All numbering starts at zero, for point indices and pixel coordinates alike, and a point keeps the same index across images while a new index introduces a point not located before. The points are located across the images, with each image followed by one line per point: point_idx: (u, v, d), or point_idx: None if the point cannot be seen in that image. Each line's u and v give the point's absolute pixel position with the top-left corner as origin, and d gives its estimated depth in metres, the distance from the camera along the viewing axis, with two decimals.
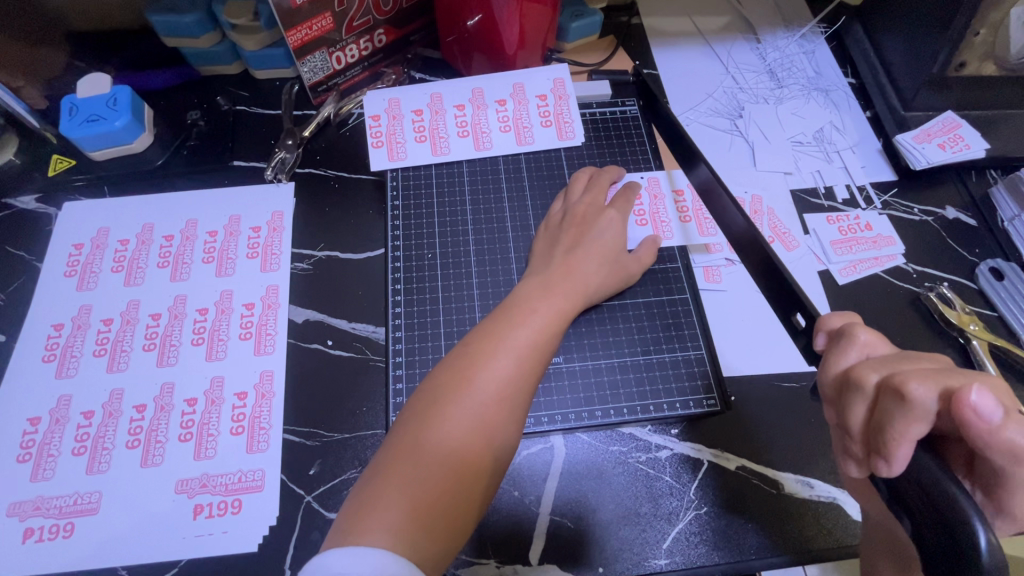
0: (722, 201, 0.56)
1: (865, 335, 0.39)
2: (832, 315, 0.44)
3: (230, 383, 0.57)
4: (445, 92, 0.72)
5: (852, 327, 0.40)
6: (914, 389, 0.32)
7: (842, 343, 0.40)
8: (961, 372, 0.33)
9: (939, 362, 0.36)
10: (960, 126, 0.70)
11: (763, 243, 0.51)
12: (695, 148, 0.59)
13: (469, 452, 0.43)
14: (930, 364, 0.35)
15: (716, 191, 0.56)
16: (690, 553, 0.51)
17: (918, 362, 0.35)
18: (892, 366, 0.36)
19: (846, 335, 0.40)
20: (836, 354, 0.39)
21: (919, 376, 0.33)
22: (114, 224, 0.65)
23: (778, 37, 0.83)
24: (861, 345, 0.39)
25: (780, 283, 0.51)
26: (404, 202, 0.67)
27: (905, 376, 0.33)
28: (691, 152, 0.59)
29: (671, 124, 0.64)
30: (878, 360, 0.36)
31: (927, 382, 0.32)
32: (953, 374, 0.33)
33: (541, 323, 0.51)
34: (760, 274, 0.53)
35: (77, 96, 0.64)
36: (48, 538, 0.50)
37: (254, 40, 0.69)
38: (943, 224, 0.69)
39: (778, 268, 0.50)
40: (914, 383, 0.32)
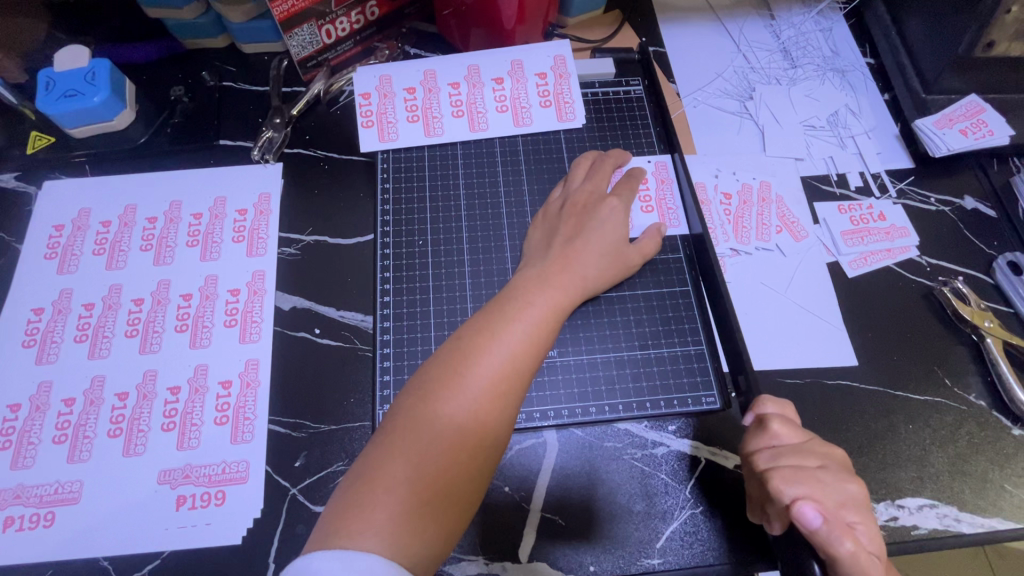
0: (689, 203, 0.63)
1: (776, 426, 0.45)
2: (767, 399, 0.48)
3: (215, 371, 0.55)
4: (439, 70, 0.68)
5: (767, 416, 0.46)
6: (776, 488, 0.42)
7: (756, 431, 0.46)
8: (818, 479, 0.42)
9: (824, 459, 0.44)
10: (985, 110, 0.66)
11: (715, 270, 0.58)
12: (672, 136, 0.67)
13: (459, 452, 0.41)
14: (810, 463, 0.44)
15: (684, 183, 0.63)
16: (684, 553, 0.50)
17: (801, 458, 0.44)
18: (781, 460, 0.44)
19: (761, 424, 0.46)
20: (750, 435, 0.46)
21: (786, 479, 0.42)
22: (96, 205, 0.62)
23: (794, 13, 0.79)
24: (770, 434, 0.45)
25: (730, 342, 0.56)
26: (396, 185, 0.64)
27: (775, 475, 0.42)
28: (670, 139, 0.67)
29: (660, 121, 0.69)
30: (773, 453, 0.44)
31: (785, 485, 0.42)
32: (811, 481, 0.42)
33: (537, 316, 0.48)
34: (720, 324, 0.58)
35: (54, 70, 0.61)
36: (29, 527, 0.49)
37: (239, 11, 0.65)
38: (961, 215, 0.66)
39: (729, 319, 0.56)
40: (777, 481, 0.42)
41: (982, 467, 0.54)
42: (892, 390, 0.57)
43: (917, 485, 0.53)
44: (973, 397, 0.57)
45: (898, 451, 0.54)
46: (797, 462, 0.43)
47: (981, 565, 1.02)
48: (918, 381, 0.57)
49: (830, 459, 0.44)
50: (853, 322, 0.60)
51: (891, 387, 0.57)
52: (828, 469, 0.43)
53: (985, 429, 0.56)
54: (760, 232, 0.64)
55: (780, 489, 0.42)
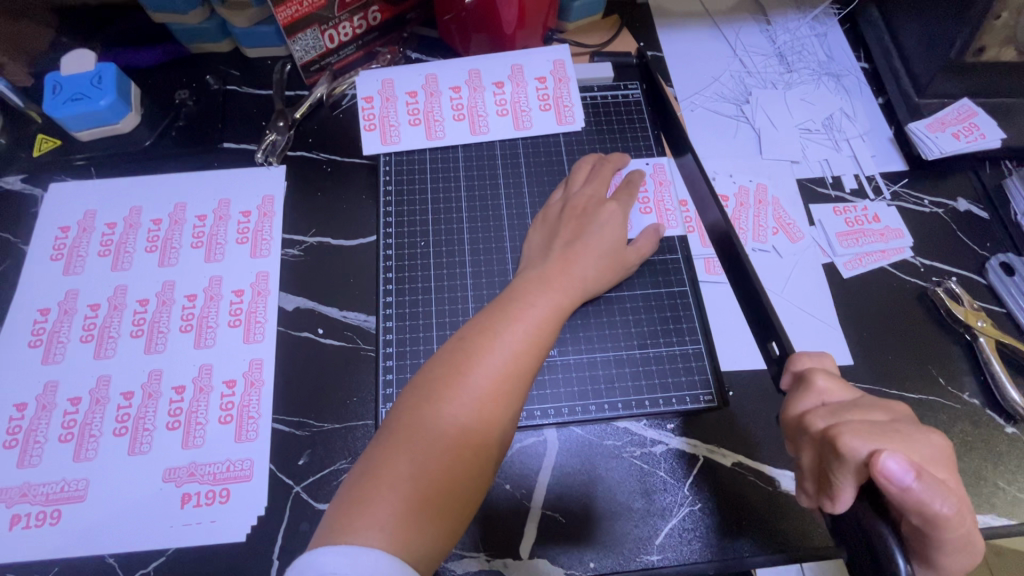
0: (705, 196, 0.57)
1: (824, 381, 0.40)
2: (802, 355, 0.43)
3: (219, 370, 0.56)
4: (441, 74, 0.69)
5: (811, 372, 0.41)
6: (847, 443, 0.34)
7: (801, 389, 0.40)
8: (898, 433, 0.35)
9: (890, 413, 0.38)
10: (976, 114, 0.68)
11: (735, 239, 0.52)
12: (684, 137, 0.61)
13: (462, 450, 0.42)
14: (877, 417, 0.37)
15: (699, 184, 0.57)
16: (683, 549, 0.50)
17: (864, 413, 0.37)
18: (840, 415, 0.37)
19: (806, 381, 0.40)
20: (793, 396, 0.41)
21: (855, 432, 0.35)
22: (101, 207, 0.63)
23: (789, 19, 0.80)
24: (817, 392, 0.40)
25: (759, 307, 0.50)
26: (398, 188, 0.65)
27: (842, 430, 0.35)
28: (680, 142, 0.61)
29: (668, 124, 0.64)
30: (829, 409, 0.38)
31: (858, 438, 0.34)
32: (890, 435, 0.34)
33: (537, 316, 0.49)
34: (746, 299, 0.52)
35: (61, 74, 0.62)
36: (35, 525, 0.49)
37: (243, 16, 0.66)
38: (954, 217, 0.67)
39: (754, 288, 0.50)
40: (847, 436, 0.34)
41: (976, 465, 0.55)
42: (887, 388, 0.58)
43: None
44: (966, 396, 0.58)
45: None
46: (861, 417, 0.37)
47: None
48: (913, 380, 0.58)
49: (896, 414, 0.38)
50: (848, 322, 0.61)
51: (886, 385, 0.58)
52: (900, 422, 0.36)
53: (979, 427, 0.56)
54: (757, 233, 0.65)
55: (853, 446, 0.34)
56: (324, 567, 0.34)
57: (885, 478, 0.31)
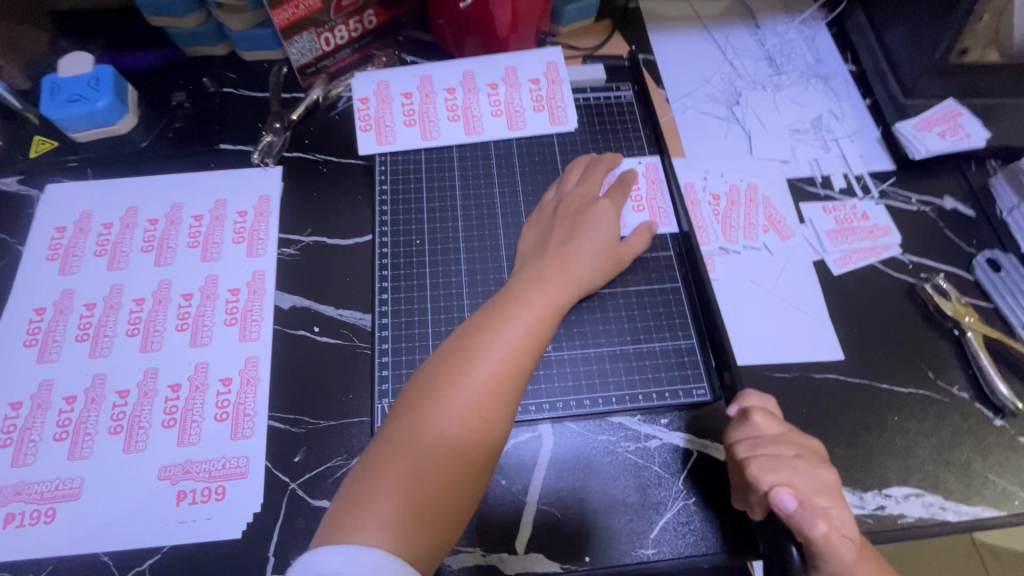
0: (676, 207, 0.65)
1: (756, 418, 0.48)
2: (751, 394, 0.51)
3: (215, 368, 0.56)
4: (435, 76, 0.70)
5: (751, 409, 0.49)
6: (751, 473, 0.45)
7: (738, 421, 0.49)
8: (793, 467, 0.45)
9: (800, 448, 0.47)
10: (961, 115, 0.69)
11: (703, 270, 0.61)
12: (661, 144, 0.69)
13: (462, 447, 0.42)
14: (787, 453, 0.46)
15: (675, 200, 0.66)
16: (678, 543, 0.51)
17: (777, 448, 0.46)
18: (759, 448, 0.47)
19: (744, 415, 0.49)
20: (732, 426, 0.49)
21: (762, 464, 0.45)
22: (98, 208, 0.63)
23: (778, 22, 0.82)
24: (750, 426, 0.48)
25: (716, 337, 0.58)
26: (393, 187, 0.65)
27: (752, 462, 0.45)
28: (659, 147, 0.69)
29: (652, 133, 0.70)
30: (753, 442, 0.47)
31: (761, 471, 0.45)
32: (785, 466, 0.45)
33: (535, 314, 0.50)
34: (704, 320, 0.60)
35: (59, 75, 0.62)
36: (29, 523, 0.49)
37: (240, 19, 0.68)
38: (941, 215, 0.68)
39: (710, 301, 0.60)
40: (752, 467, 0.45)
41: (967, 457, 0.55)
42: (877, 382, 0.59)
43: (902, 475, 0.54)
44: (955, 389, 0.58)
45: (883, 442, 0.56)
46: (775, 450, 0.46)
47: (974, 564, 1.03)
48: (902, 374, 0.59)
49: (805, 447, 0.47)
50: (839, 318, 0.62)
51: (876, 379, 0.59)
52: (801, 458, 0.46)
53: (968, 420, 0.57)
54: (748, 231, 0.66)
55: (758, 477, 0.45)
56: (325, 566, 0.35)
57: (775, 506, 0.43)
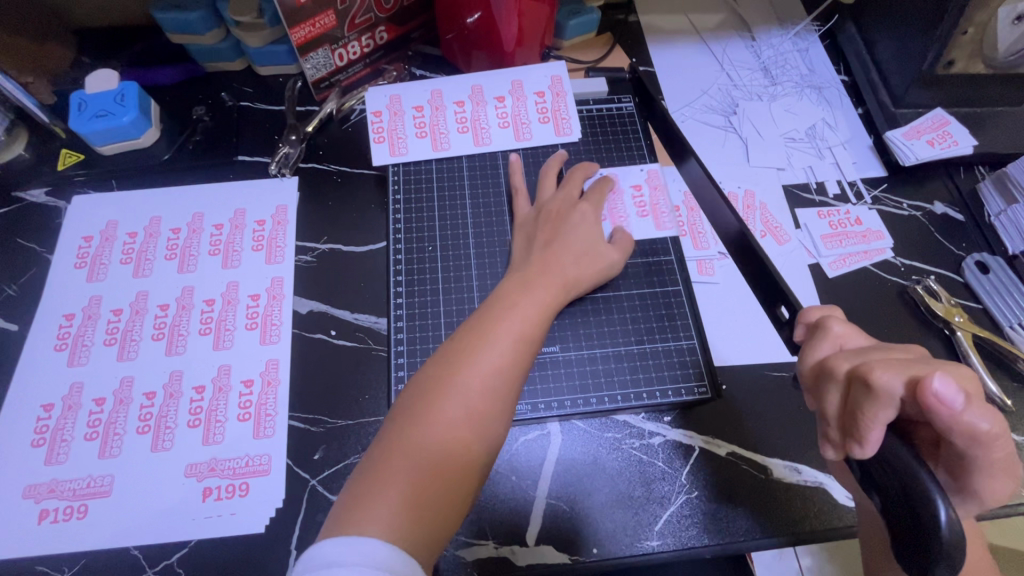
0: (714, 201, 0.59)
1: (840, 328, 0.43)
2: (811, 308, 0.47)
3: (237, 371, 0.58)
4: (445, 89, 0.73)
5: (826, 319, 0.44)
6: (881, 378, 0.35)
7: (818, 334, 0.43)
8: (928, 364, 0.36)
9: (911, 352, 0.40)
10: (950, 123, 0.72)
11: (750, 237, 0.55)
12: (686, 144, 0.63)
13: (457, 441, 0.45)
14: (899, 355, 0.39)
15: (712, 193, 0.59)
16: (681, 535, 0.53)
17: (887, 352, 0.39)
18: (863, 355, 0.39)
19: (822, 327, 0.44)
20: (813, 341, 0.44)
21: (885, 366, 0.36)
22: (123, 217, 0.66)
23: (772, 35, 0.85)
24: (833, 337, 0.43)
25: (769, 279, 0.54)
26: (405, 196, 0.68)
27: (872, 365, 0.37)
28: (682, 147, 0.64)
29: (668, 125, 0.67)
30: (851, 351, 0.40)
31: (894, 373, 0.35)
32: (920, 364, 0.36)
33: (525, 317, 0.53)
34: (749, 265, 0.57)
35: (86, 92, 0.65)
36: (63, 519, 0.52)
37: (258, 37, 0.70)
38: (932, 219, 0.70)
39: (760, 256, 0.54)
40: (879, 372, 0.36)
41: None
42: None
43: None
44: None
45: None
46: (885, 355, 0.39)
47: None
48: None
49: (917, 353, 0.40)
50: None
51: None
52: (924, 359, 0.38)
53: None
54: None
55: (886, 380, 0.35)
56: (329, 555, 0.37)
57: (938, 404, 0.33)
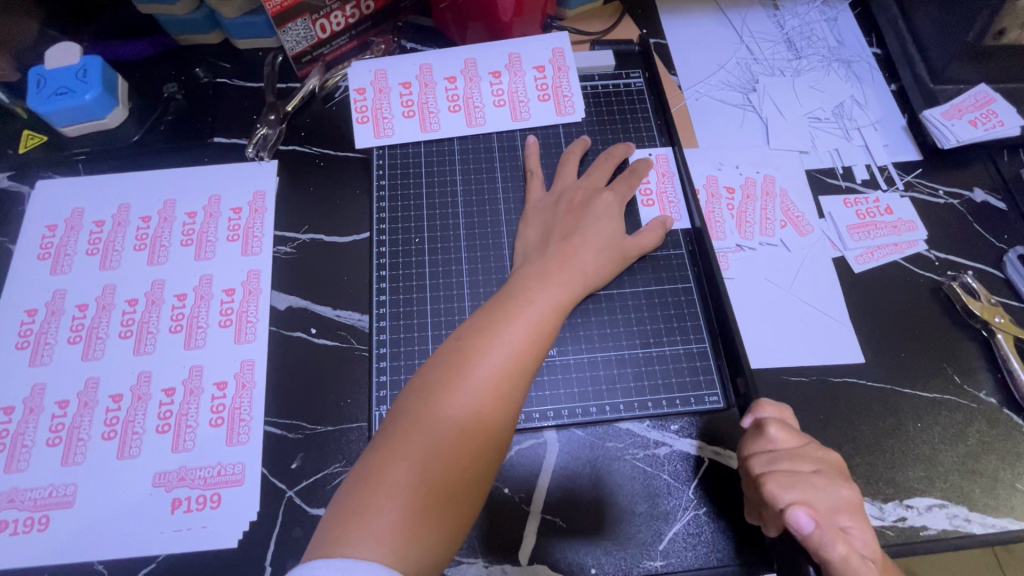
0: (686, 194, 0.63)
1: (775, 431, 0.45)
2: (767, 402, 0.47)
3: (210, 372, 0.54)
4: (435, 64, 0.67)
5: (766, 420, 0.45)
6: (770, 492, 0.42)
7: (754, 433, 0.46)
8: (812, 485, 0.42)
9: (817, 463, 0.44)
10: (994, 101, 0.65)
11: (705, 235, 0.59)
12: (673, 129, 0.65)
13: (461, 454, 0.40)
14: (804, 468, 0.43)
15: (682, 179, 0.63)
16: (687, 555, 0.49)
17: (794, 463, 0.44)
18: (775, 464, 0.44)
19: (760, 428, 0.45)
20: (746, 438, 0.46)
21: (778, 482, 0.42)
22: (90, 205, 0.62)
23: (798, 3, 0.77)
24: (768, 439, 0.45)
25: (731, 342, 0.55)
26: (391, 182, 0.63)
27: (768, 478, 0.43)
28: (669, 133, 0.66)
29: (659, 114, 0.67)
30: (770, 457, 0.44)
31: (780, 489, 0.42)
32: (803, 485, 0.42)
33: (537, 314, 0.47)
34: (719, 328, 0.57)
35: (45, 67, 0.60)
36: (23, 530, 0.48)
37: (232, 7, 0.64)
38: (970, 208, 0.64)
39: (716, 275, 0.57)
40: (770, 487, 0.42)
41: (993, 467, 0.53)
42: (901, 386, 0.56)
43: (925, 485, 0.52)
44: (983, 394, 0.55)
45: (905, 450, 0.53)
46: (792, 466, 0.44)
47: (990, 564, 1.00)
48: (926, 379, 0.56)
49: (824, 462, 0.45)
50: (861, 319, 0.59)
51: (900, 384, 0.56)
52: (821, 475, 0.43)
53: (996, 427, 0.54)
54: (764, 227, 0.62)
55: (774, 494, 0.42)
56: None
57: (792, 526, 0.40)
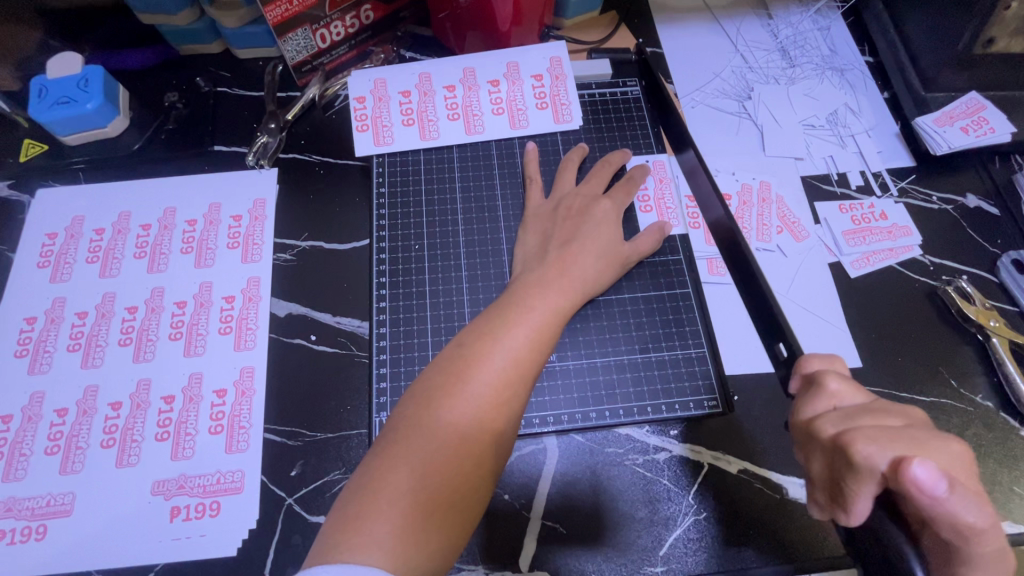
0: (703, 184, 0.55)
1: (835, 384, 0.38)
2: (812, 356, 0.41)
3: (209, 379, 0.54)
4: (434, 73, 0.68)
5: (822, 374, 0.39)
6: (863, 453, 0.32)
7: (811, 392, 0.38)
8: (913, 438, 0.32)
9: (907, 417, 0.35)
10: (985, 108, 0.66)
11: (739, 235, 0.50)
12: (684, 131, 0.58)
13: (463, 460, 0.40)
14: (891, 422, 0.35)
15: (700, 177, 0.55)
16: (688, 560, 0.49)
17: (878, 418, 0.35)
18: (852, 420, 0.35)
19: (815, 384, 0.39)
20: (804, 399, 0.39)
21: (869, 437, 0.33)
22: (90, 213, 0.62)
23: (791, 12, 0.79)
24: (828, 395, 0.38)
25: (766, 308, 0.48)
26: (391, 189, 0.63)
27: (854, 436, 0.33)
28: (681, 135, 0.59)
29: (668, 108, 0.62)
30: (841, 414, 0.36)
31: (875, 447, 0.32)
32: (908, 440, 0.32)
33: (538, 321, 0.48)
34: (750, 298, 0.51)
35: (47, 77, 0.61)
36: (20, 540, 0.48)
37: (234, 17, 0.65)
38: (963, 213, 0.65)
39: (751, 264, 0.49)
40: (862, 445, 0.32)
41: (991, 470, 0.53)
42: (898, 391, 0.56)
43: None
44: (980, 398, 0.56)
45: None
46: (875, 422, 0.35)
47: None
48: (923, 382, 0.56)
49: (914, 418, 0.35)
50: (857, 324, 0.59)
51: (897, 388, 0.56)
52: (918, 427, 0.34)
53: (993, 431, 0.54)
54: (761, 233, 0.63)
55: (869, 456, 0.32)
56: None
57: (915, 488, 0.29)
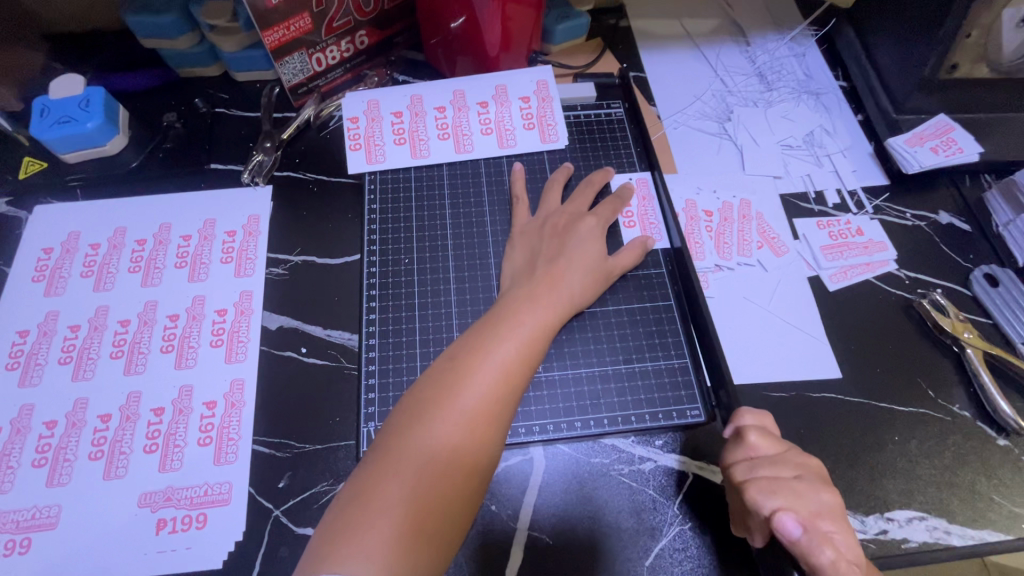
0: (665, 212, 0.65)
1: (753, 437, 0.46)
2: (747, 411, 0.48)
3: (199, 392, 0.55)
4: (425, 95, 0.70)
5: (745, 427, 0.46)
6: (753, 499, 0.42)
7: (734, 441, 0.47)
8: (793, 490, 0.42)
9: (800, 468, 0.44)
10: (953, 129, 0.68)
11: (687, 255, 0.61)
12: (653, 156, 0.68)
13: (452, 471, 0.41)
14: (786, 473, 0.44)
15: (664, 201, 0.65)
16: (674, 571, 0.49)
17: (776, 468, 0.44)
18: (756, 470, 0.44)
19: (739, 436, 0.46)
20: (728, 446, 0.47)
21: (760, 488, 0.43)
22: (86, 229, 0.63)
23: (768, 40, 0.82)
24: (747, 446, 0.46)
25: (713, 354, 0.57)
26: (383, 206, 0.65)
27: (749, 486, 0.43)
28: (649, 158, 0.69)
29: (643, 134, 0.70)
30: (749, 462, 0.45)
31: (762, 496, 0.42)
32: (788, 491, 0.42)
33: (527, 334, 0.49)
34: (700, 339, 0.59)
35: (49, 98, 0.62)
36: (3, 554, 0.48)
37: (233, 41, 0.68)
38: (937, 229, 0.67)
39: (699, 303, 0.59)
40: (752, 495, 0.42)
41: (970, 479, 0.54)
42: (877, 401, 0.57)
43: (905, 498, 0.53)
44: (957, 408, 0.57)
45: (885, 463, 0.54)
46: (774, 472, 0.44)
47: None
48: (902, 393, 0.58)
49: (806, 468, 0.45)
50: (836, 336, 0.61)
51: (876, 398, 0.57)
52: (802, 479, 0.43)
53: (971, 440, 0.56)
54: (741, 248, 0.65)
55: (757, 503, 0.42)
56: None
57: (780, 532, 0.40)
